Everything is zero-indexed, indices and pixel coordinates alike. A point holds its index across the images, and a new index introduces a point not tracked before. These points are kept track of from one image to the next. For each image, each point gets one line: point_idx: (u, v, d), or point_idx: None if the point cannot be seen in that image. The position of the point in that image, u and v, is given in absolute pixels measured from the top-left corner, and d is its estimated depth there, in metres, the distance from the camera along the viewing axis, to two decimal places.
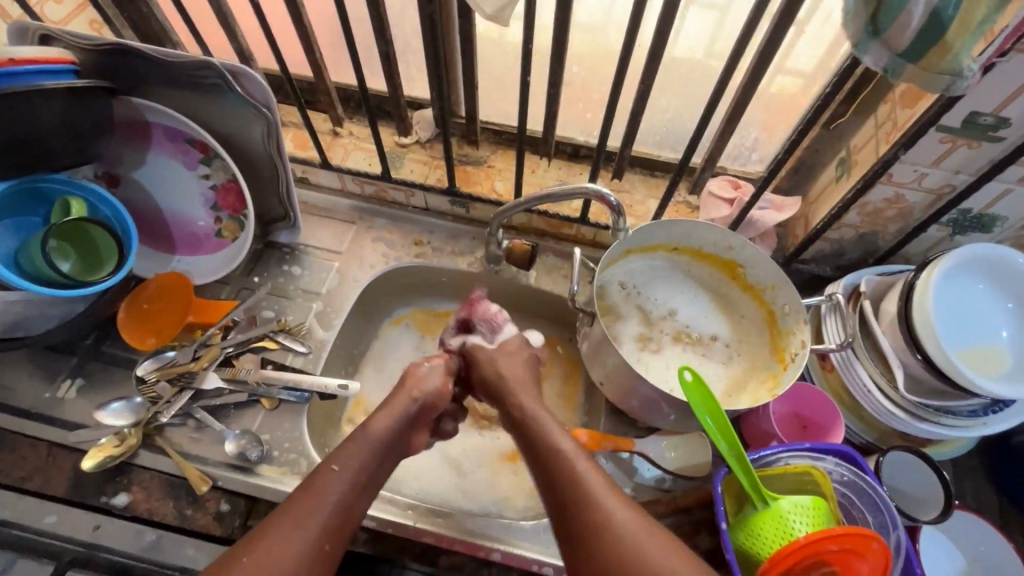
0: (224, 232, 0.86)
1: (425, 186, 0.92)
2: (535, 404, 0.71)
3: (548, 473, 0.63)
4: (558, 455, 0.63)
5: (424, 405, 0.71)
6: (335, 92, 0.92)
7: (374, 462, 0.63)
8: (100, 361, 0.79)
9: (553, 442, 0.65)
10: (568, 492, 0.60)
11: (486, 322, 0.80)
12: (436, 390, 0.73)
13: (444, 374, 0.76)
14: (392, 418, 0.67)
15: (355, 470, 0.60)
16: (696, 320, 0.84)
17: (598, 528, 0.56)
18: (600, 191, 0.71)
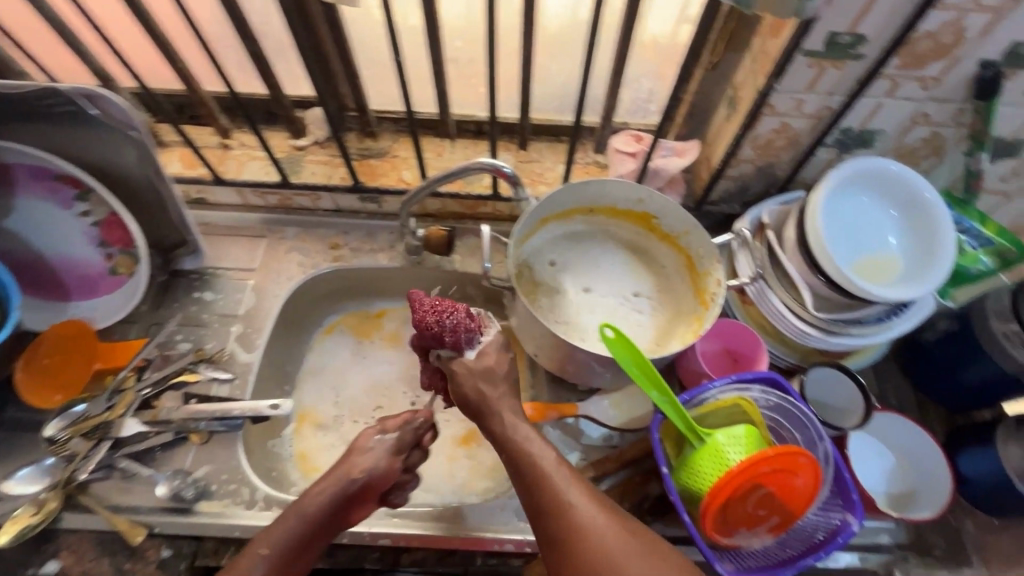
0: (120, 268, 0.81)
1: (329, 187, 0.88)
2: (514, 418, 0.63)
3: (534, 500, 0.57)
4: (544, 481, 0.57)
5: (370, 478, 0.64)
6: (214, 103, 0.86)
7: (302, 545, 0.59)
8: (5, 429, 0.73)
9: (535, 462, 0.58)
10: (556, 520, 0.55)
11: (452, 336, 0.65)
12: (379, 470, 0.65)
13: (392, 452, 0.67)
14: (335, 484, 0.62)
15: (281, 551, 0.58)
16: (618, 277, 0.85)
17: (593, 555, 0.52)
18: (499, 165, 0.71)
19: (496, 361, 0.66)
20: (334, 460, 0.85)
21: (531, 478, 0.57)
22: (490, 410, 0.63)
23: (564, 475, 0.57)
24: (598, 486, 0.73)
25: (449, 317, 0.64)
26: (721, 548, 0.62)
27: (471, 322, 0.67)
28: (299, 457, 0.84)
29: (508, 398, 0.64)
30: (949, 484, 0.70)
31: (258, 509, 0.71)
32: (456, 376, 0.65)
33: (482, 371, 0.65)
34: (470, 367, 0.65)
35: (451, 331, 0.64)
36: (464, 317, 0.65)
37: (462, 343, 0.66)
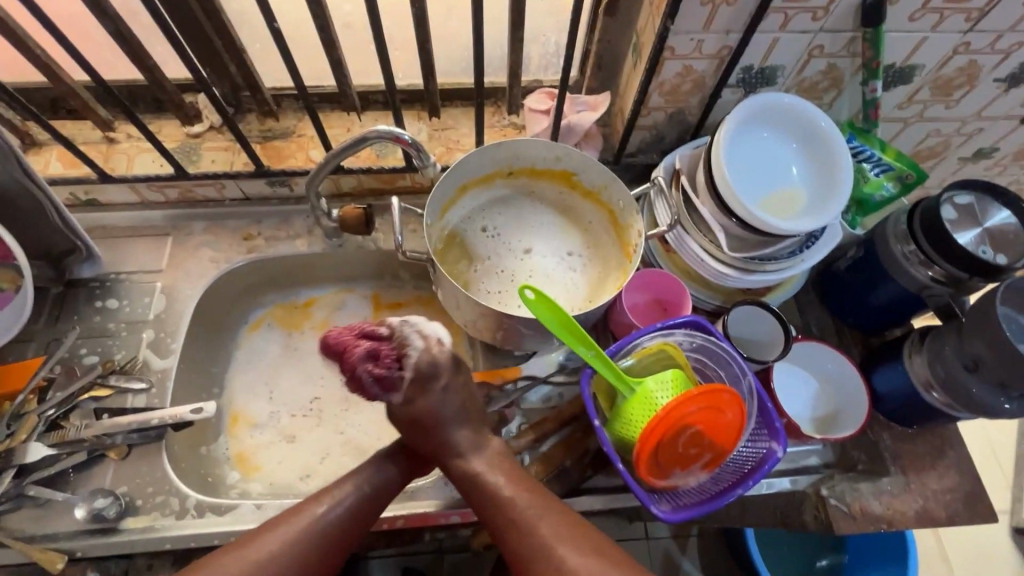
0: (3, 283, 0.73)
1: (232, 173, 0.82)
2: (468, 446, 0.65)
3: (479, 504, 0.62)
4: (480, 483, 0.63)
5: (379, 490, 0.64)
6: (89, 94, 0.78)
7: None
8: None
9: (472, 471, 0.64)
10: (499, 520, 0.60)
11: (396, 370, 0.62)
12: (369, 490, 0.63)
13: (381, 474, 0.65)
14: (344, 501, 0.61)
15: None
16: (545, 239, 0.85)
17: (533, 547, 0.56)
18: (397, 132, 0.68)
19: (429, 400, 0.64)
20: (275, 456, 0.82)
21: (470, 483, 0.63)
22: (444, 447, 0.66)
23: (517, 500, 0.60)
24: (538, 448, 0.73)
25: (354, 368, 0.60)
26: (657, 490, 0.64)
27: (384, 363, 0.61)
28: (237, 458, 0.82)
29: (457, 427, 0.66)
30: (866, 413, 0.73)
31: (191, 518, 0.68)
32: (400, 425, 0.66)
33: (411, 422, 0.65)
34: (406, 413, 0.65)
35: (363, 379, 0.60)
36: (375, 359, 0.61)
37: (382, 390, 0.62)
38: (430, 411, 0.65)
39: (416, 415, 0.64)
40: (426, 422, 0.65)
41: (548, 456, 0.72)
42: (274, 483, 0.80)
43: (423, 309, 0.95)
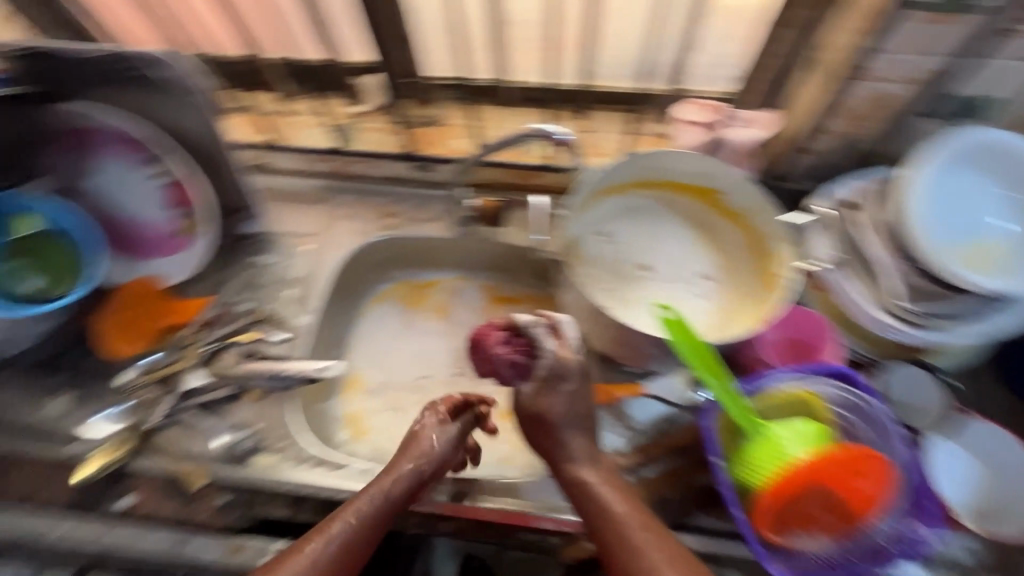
0: (184, 230, 0.84)
1: (380, 155, 0.91)
2: (579, 452, 0.64)
3: (586, 517, 0.60)
4: (591, 494, 0.60)
5: (392, 500, 0.61)
6: (279, 70, 0.88)
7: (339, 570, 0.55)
8: (89, 373, 0.79)
9: (582, 479, 0.62)
10: (609, 536, 0.56)
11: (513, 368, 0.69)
12: (439, 455, 0.67)
13: (451, 438, 0.69)
14: (360, 517, 0.58)
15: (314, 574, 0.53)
16: (674, 256, 0.80)
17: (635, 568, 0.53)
18: (551, 130, 0.69)
19: (553, 401, 0.66)
20: (382, 424, 0.87)
21: (580, 492, 0.61)
22: (557, 451, 0.65)
23: (622, 514, 0.57)
24: (640, 472, 0.70)
25: (491, 353, 0.71)
26: (772, 545, 0.58)
27: (518, 350, 0.70)
28: (348, 420, 0.87)
29: (575, 429, 0.65)
30: None
31: (309, 465, 0.74)
32: (525, 420, 0.68)
33: (534, 417, 0.67)
34: (526, 410, 0.67)
35: (499, 363, 0.70)
36: (507, 347, 0.70)
37: (516, 374, 0.70)
38: (550, 411, 0.66)
39: (535, 411, 0.67)
40: (545, 421, 0.66)
41: (651, 482, 0.69)
42: (378, 449, 0.84)
43: (534, 308, 0.94)
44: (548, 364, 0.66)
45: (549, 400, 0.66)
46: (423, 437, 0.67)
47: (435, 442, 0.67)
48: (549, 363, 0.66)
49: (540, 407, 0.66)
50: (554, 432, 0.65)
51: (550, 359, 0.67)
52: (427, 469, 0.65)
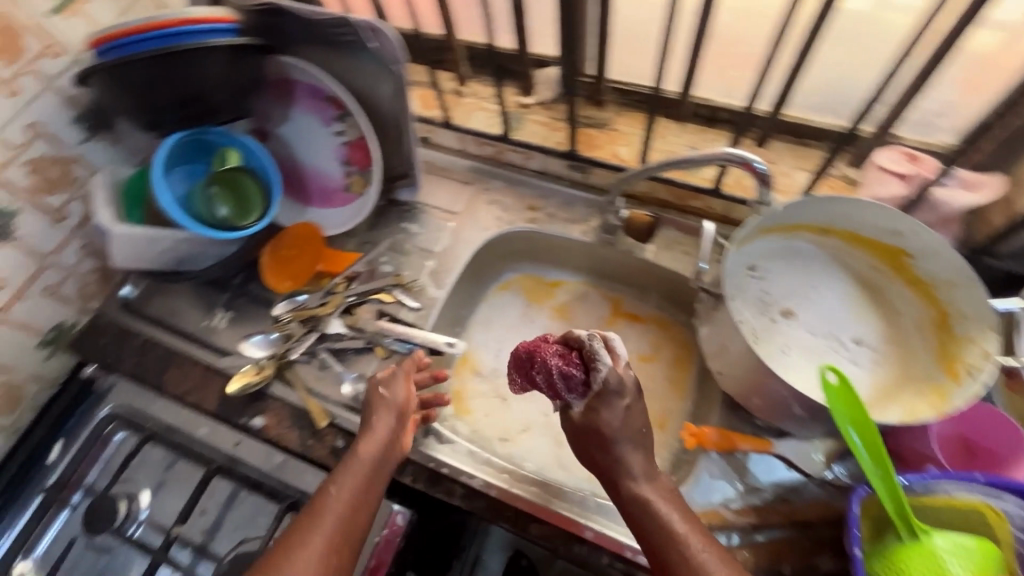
0: (354, 187, 0.91)
1: (544, 148, 0.90)
2: (643, 469, 0.61)
3: (644, 535, 0.58)
4: (652, 512, 0.58)
5: (369, 460, 0.65)
6: (463, 52, 0.91)
7: (345, 532, 0.60)
8: (247, 298, 0.88)
9: (642, 493, 0.59)
10: (669, 554, 0.55)
11: (568, 383, 0.63)
12: (403, 403, 0.71)
13: (406, 383, 0.72)
14: (340, 489, 0.62)
15: (323, 540, 0.58)
16: (835, 312, 0.73)
17: None
18: (749, 159, 0.62)
19: (609, 416, 0.62)
20: (486, 410, 0.88)
21: (640, 509, 0.59)
22: (615, 465, 0.61)
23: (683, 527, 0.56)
24: (752, 535, 0.65)
25: (542, 366, 0.63)
26: None
27: (572, 364, 0.63)
28: (454, 397, 0.89)
29: (634, 447, 0.62)
30: None
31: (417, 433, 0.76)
32: (577, 432, 0.64)
33: (591, 430, 0.62)
34: (579, 424, 0.63)
35: (551, 378, 0.63)
36: (560, 360, 0.63)
37: (568, 390, 0.63)
38: (608, 427, 0.62)
39: (587, 425, 0.63)
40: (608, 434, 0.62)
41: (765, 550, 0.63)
42: (478, 433, 0.86)
43: (658, 331, 0.90)
44: (605, 376, 0.62)
45: (604, 414, 0.62)
46: (378, 398, 0.70)
47: (386, 392, 0.71)
48: (607, 374, 0.62)
49: (597, 422, 0.62)
50: (610, 448, 0.62)
51: (608, 371, 0.62)
52: (393, 421, 0.69)
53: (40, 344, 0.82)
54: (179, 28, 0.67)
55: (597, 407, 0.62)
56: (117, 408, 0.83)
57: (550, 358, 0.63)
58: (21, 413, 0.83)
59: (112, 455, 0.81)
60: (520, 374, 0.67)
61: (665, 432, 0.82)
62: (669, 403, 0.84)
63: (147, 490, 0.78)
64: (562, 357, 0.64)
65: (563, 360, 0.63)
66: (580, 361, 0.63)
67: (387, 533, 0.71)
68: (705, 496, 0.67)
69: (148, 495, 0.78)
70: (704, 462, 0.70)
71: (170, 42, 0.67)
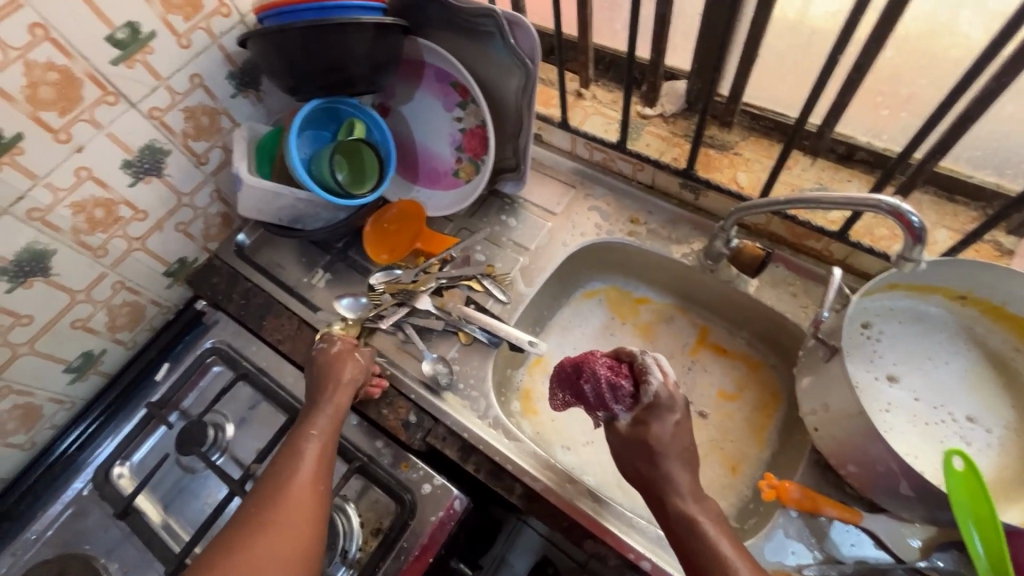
0: (461, 173, 0.93)
1: (658, 163, 0.86)
2: (689, 488, 0.59)
3: (687, 551, 0.55)
4: (699, 529, 0.55)
5: (337, 411, 0.71)
6: (593, 54, 0.90)
7: (325, 450, 0.67)
8: (345, 264, 0.93)
9: (683, 509, 0.57)
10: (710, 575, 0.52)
11: (616, 393, 0.62)
12: (348, 355, 0.76)
13: (349, 344, 0.77)
14: (316, 434, 0.68)
15: (308, 464, 0.64)
16: (959, 388, 0.67)
17: None
18: (901, 208, 0.56)
19: (659, 430, 0.61)
20: (553, 415, 0.87)
21: (684, 525, 0.56)
22: (657, 481, 0.60)
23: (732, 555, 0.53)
24: None
25: (591, 377, 0.63)
26: None
27: (622, 376, 0.63)
28: (522, 395, 0.89)
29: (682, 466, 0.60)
30: None
31: (486, 424, 0.78)
32: (625, 446, 0.63)
33: (641, 444, 0.61)
34: (624, 437, 0.63)
35: (600, 389, 0.63)
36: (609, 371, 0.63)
37: (615, 403, 0.62)
38: (658, 441, 0.60)
39: (631, 436, 0.62)
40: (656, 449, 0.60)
41: None
42: (541, 435, 0.85)
43: (745, 369, 0.86)
44: (658, 389, 0.62)
45: (654, 425, 0.61)
46: (345, 363, 0.75)
47: (359, 358, 0.77)
48: (658, 387, 0.62)
49: (647, 433, 0.61)
50: (658, 460, 0.60)
51: (661, 385, 0.62)
52: (360, 379, 0.75)
53: (166, 273, 0.91)
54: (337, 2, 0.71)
55: (648, 416, 0.61)
56: (218, 343, 0.89)
57: (601, 371, 0.63)
58: (139, 332, 0.92)
59: (208, 385, 0.88)
60: (569, 387, 0.67)
61: (737, 476, 0.78)
62: (745, 447, 0.80)
63: (231, 423, 0.84)
64: (612, 371, 0.63)
65: (615, 372, 0.63)
66: (630, 375, 0.64)
67: (442, 515, 0.71)
68: (779, 555, 0.64)
69: (232, 428, 0.83)
70: (781, 520, 0.66)
71: (324, 15, 0.71)
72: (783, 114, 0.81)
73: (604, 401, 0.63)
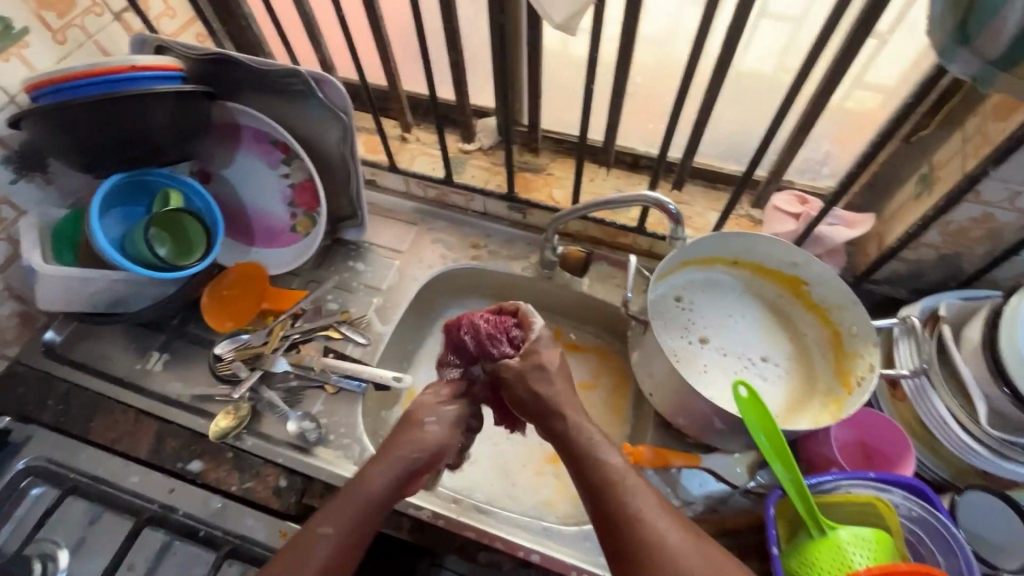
0: (298, 227, 0.93)
1: (485, 191, 0.94)
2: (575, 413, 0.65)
3: (586, 477, 0.59)
4: (589, 447, 0.61)
5: (377, 500, 0.61)
6: (406, 101, 0.97)
7: (366, 522, 0.60)
8: (184, 341, 0.86)
9: (584, 431, 0.63)
10: (600, 485, 0.58)
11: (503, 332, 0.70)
12: (440, 443, 0.67)
13: (451, 425, 0.69)
14: (341, 525, 0.59)
15: (344, 533, 0.58)
16: (748, 334, 0.82)
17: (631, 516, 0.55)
18: (658, 199, 0.71)
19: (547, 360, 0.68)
20: None
21: (576, 436, 0.63)
22: (552, 410, 0.65)
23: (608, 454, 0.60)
24: None
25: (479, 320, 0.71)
26: None
27: (503, 322, 0.71)
28: None
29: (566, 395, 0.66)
30: None
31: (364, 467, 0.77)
32: (515, 383, 0.67)
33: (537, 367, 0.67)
34: (520, 370, 0.67)
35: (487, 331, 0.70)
36: (488, 324, 0.70)
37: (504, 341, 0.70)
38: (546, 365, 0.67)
39: (526, 369, 0.67)
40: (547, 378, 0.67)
41: None
42: None
43: (597, 359, 0.95)
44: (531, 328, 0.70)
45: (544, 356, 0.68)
46: (438, 436, 0.67)
47: (430, 429, 0.68)
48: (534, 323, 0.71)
49: (536, 364, 0.67)
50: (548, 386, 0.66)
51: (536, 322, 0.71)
52: (426, 459, 0.66)
53: None
54: (128, 73, 0.69)
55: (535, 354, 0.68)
56: (34, 461, 0.77)
57: (484, 320, 0.71)
58: None
59: (26, 513, 0.75)
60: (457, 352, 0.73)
61: None
62: (608, 427, 0.89)
63: (66, 550, 0.73)
64: (494, 321, 0.71)
65: (494, 327, 0.71)
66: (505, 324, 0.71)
67: None
68: None
69: (67, 555, 0.72)
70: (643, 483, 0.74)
71: (115, 87, 0.68)
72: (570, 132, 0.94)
73: (490, 337, 0.70)
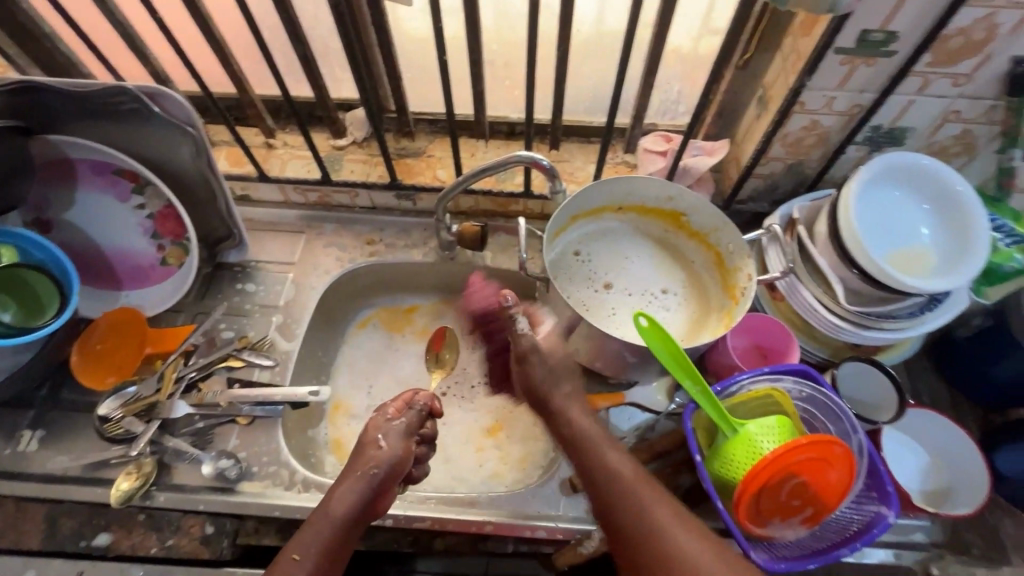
0: (170, 259, 0.84)
1: (368, 184, 0.91)
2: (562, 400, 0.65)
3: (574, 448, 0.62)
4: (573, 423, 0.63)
5: (345, 522, 0.59)
6: (261, 104, 0.91)
7: (341, 543, 0.58)
8: (59, 410, 0.77)
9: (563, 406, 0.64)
10: (586, 456, 0.60)
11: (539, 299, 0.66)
12: (397, 455, 0.64)
13: (406, 436, 0.66)
14: (309, 550, 0.56)
15: (316, 557, 0.56)
16: (643, 272, 0.87)
17: (609, 480, 0.58)
18: (532, 157, 0.73)
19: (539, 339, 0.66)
20: None
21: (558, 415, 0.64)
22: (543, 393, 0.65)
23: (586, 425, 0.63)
24: None
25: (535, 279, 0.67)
26: (756, 535, 0.63)
27: None
28: (334, 446, 0.86)
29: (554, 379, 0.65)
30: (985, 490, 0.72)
31: (297, 491, 0.73)
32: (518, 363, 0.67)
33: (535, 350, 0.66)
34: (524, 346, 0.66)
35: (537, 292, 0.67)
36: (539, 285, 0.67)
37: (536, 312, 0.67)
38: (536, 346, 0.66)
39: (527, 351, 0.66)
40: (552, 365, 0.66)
41: None
42: None
43: None
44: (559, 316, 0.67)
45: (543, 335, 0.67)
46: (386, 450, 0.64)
47: (383, 444, 0.65)
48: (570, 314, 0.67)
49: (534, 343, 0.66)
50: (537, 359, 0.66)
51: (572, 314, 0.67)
52: (387, 474, 0.63)
53: None
54: None
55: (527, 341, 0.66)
56: None
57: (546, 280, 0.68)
58: None
59: None
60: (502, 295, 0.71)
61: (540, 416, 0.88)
62: None
63: None
64: None
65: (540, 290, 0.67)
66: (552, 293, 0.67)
67: None
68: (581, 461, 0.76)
69: None
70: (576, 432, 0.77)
71: None
72: (435, 109, 0.93)
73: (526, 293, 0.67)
